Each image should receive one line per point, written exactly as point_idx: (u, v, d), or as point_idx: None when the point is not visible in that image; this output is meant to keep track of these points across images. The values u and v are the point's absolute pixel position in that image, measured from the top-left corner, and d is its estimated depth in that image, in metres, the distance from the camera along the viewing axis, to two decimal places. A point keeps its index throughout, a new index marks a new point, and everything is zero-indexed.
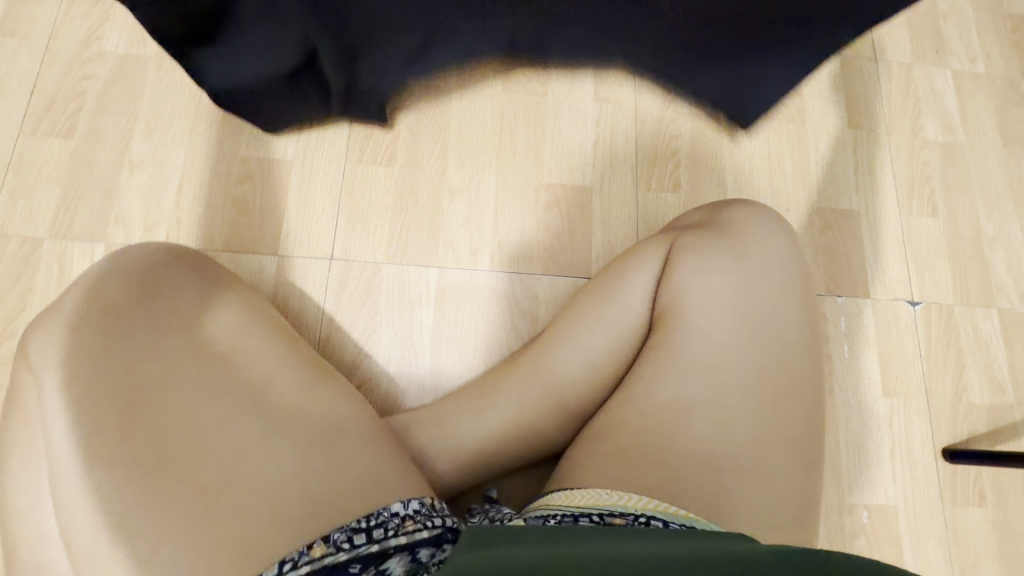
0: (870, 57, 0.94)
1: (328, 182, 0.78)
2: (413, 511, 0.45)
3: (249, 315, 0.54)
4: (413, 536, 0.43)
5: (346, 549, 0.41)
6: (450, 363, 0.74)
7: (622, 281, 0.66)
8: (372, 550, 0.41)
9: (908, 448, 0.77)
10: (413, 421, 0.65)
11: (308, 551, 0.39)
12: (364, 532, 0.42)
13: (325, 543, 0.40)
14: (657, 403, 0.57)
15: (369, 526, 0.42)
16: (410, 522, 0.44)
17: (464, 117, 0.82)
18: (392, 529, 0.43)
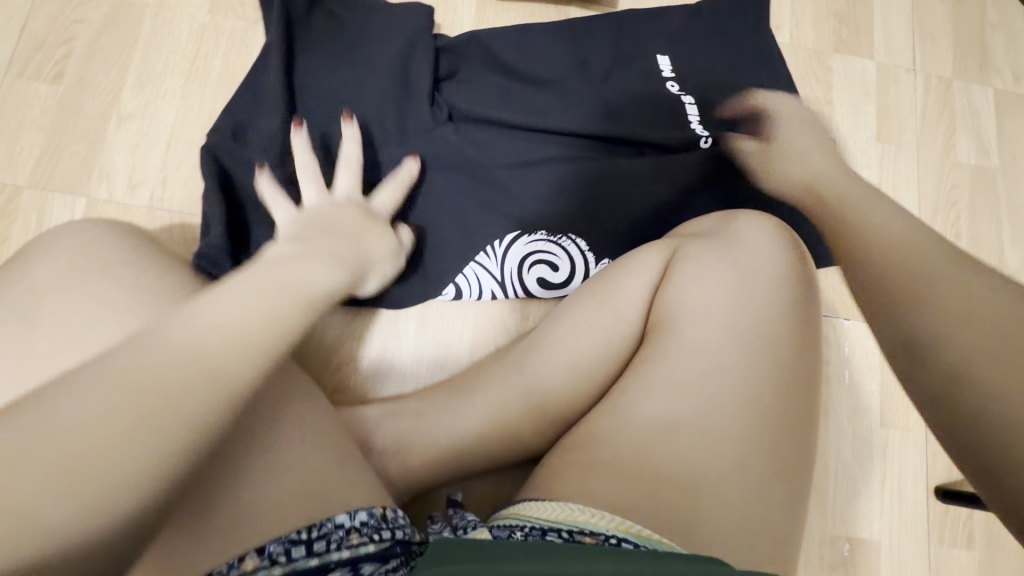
0: (907, 68, 0.89)
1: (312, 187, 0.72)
2: (359, 522, 0.45)
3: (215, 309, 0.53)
4: (357, 550, 0.43)
5: (281, 564, 0.41)
6: (436, 353, 0.71)
7: (617, 285, 0.63)
8: (311, 564, 0.41)
9: (900, 483, 0.74)
10: (388, 414, 0.63)
11: (237, 564, 0.41)
12: (304, 545, 0.42)
13: (258, 556, 0.41)
14: (642, 420, 0.54)
15: (310, 538, 0.42)
16: (355, 535, 0.44)
17: (456, 94, 0.76)
18: (335, 543, 0.43)
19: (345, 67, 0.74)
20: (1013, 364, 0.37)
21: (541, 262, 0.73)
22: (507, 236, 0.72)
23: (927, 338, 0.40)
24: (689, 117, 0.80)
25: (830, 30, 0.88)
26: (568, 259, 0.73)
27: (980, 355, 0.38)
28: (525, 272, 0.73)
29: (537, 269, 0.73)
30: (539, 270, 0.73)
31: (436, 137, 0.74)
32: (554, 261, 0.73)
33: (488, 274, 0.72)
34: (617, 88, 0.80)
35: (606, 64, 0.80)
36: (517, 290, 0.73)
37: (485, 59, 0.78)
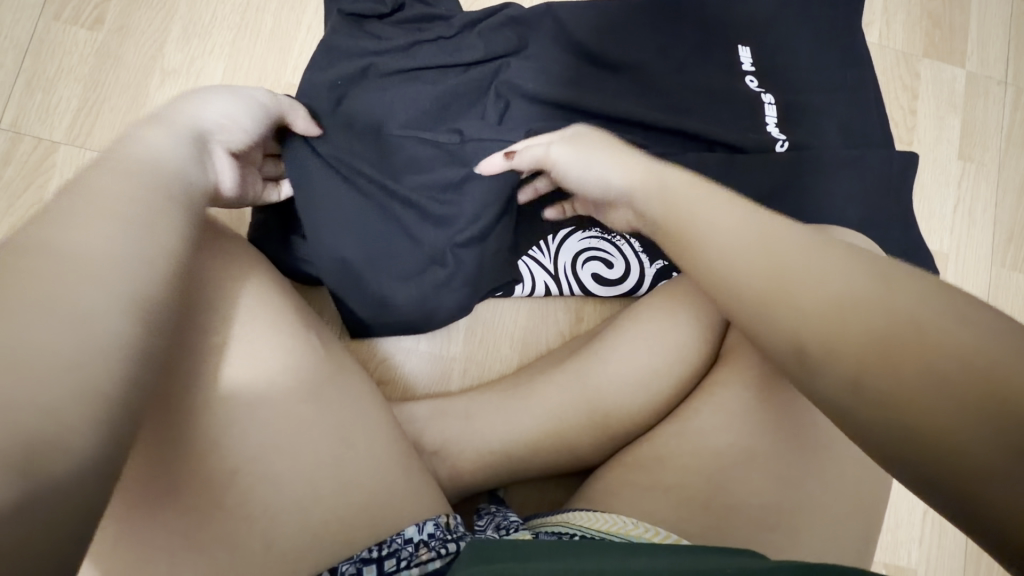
0: (999, 80, 0.83)
1: None
2: (427, 536, 0.45)
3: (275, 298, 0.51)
4: (425, 566, 0.43)
5: None
6: (485, 352, 0.68)
7: (685, 304, 0.60)
8: None
9: (942, 513, 0.73)
10: (437, 412, 0.61)
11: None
12: (375, 562, 0.43)
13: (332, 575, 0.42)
14: (716, 448, 0.52)
15: (380, 556, 0.43)
16: (423, 551, 0.44)
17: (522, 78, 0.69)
18: (404, 559, 0.43)
19: (410, 39, 0.68)
20: (910, 396, 0.29)
21: (595, 257, 0.68)
22: (561, 231, 0.68)
23: (840, 384, 0.32)
24: (767, 118, 0.74)
25: (922, 32, 0.82)
26: (625, 255, 0.68)
27: (884, 372, 0.30)
28: (579, 267, 0.68)
29: (589, 263, 0.69)
30: (592, 267, 0.69)
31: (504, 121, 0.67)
32: (609, 258, 0.68)
33: (540, 266, 0.68)
34: (694, 82, 0.74)
35: (685, 53, 0.74)
36: (570, 287, 0.69)
37: (557, 36, 0.72)
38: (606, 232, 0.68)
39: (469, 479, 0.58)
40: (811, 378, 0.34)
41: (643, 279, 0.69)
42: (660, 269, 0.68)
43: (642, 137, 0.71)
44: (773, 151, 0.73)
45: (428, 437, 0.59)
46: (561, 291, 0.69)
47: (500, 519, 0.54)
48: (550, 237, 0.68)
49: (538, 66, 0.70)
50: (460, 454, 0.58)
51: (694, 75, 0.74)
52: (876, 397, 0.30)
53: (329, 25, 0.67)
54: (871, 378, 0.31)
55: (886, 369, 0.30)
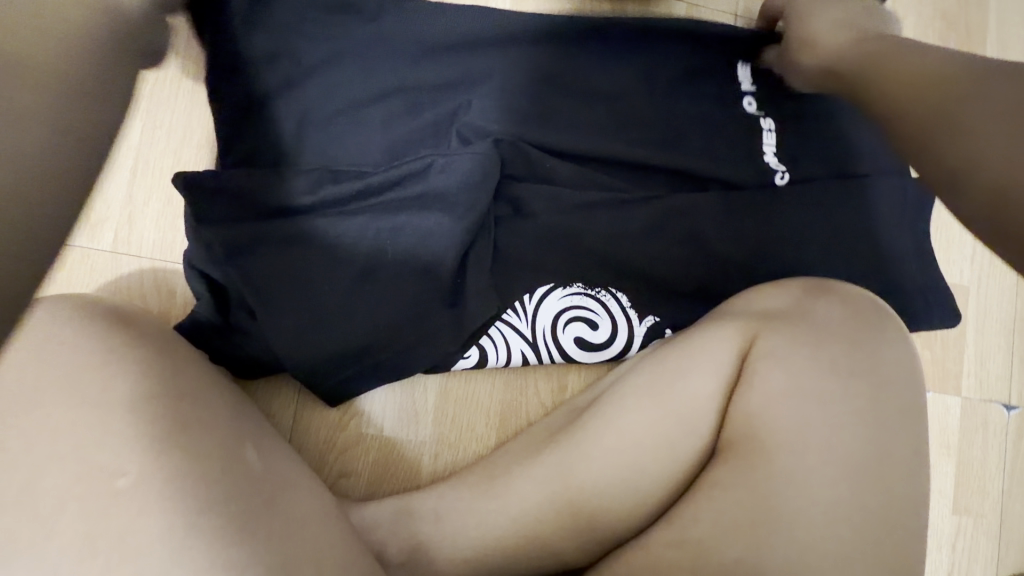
0: None
1: None
2: None
3: (200, 414, 0.44)
4: None
5: None
6: (459, 432, 0.60)
7: (673, 379, 0.53)
8: None
9: (968, 573, 0.67)
10: (402, 512, 0.54)
11: None
12: None
13: None
14: (719, 562, 0.45)
15: None
16: None
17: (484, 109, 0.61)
18: None
19: (358, 81, 0.60)
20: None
21: (578, 319, 0.61)
22: (538, 289, 0.59)
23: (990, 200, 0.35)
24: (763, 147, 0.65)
25: (936, 36, 0.73)
26: (611, 313, 0.61)
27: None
28: (560, 332, 0.60)
29: (571, 326, 0.61)
30: (574, 330, 0.61)
31: (474, 161, 0.58)
32: (592, 318, 0.61)
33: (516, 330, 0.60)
34: (680, 112, 0.65)
35: (667, 82, 0.66)
36: (550, 354, 0.61)
37: (523, 69, 0.63)
38: (589, 288, 0.60)
39: None
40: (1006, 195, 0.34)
41: (630, 342, 0.61)
42: (651, 328, 0.62)
43: (625, 181, 0.63)
44: (773, 185, 0.64)
45: (392, 547, 0.52)
46: (540, 359, 0.61)
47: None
48: (527, 297, 0.60)
49: (503, 95, 0.62)
50: (430, 567, 0.51)
51: (684, 101, 0.65)
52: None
53: (261, 61, 0.59)
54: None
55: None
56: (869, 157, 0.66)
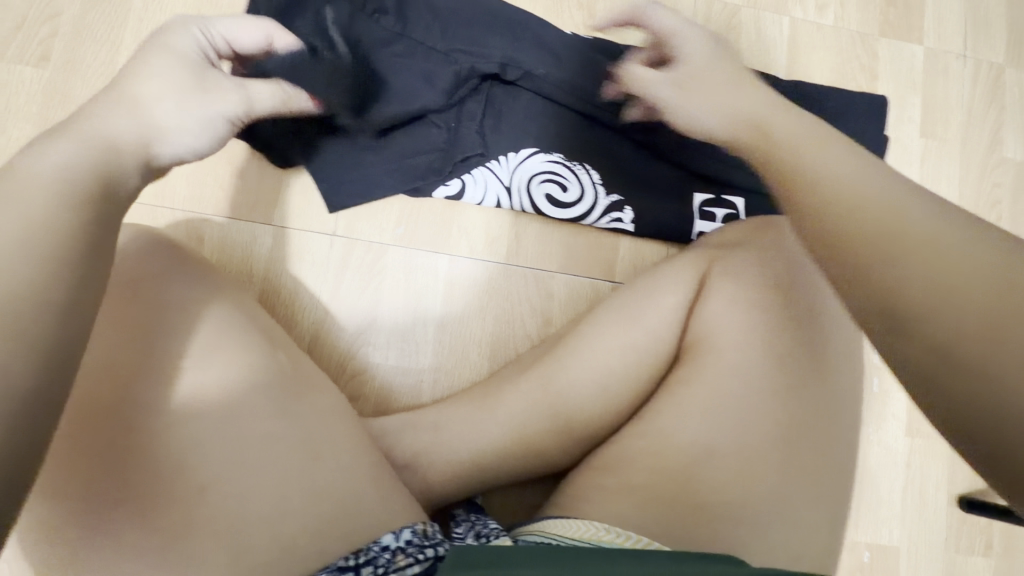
0: (957, 53, 0.83)
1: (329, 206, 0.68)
2: (404, 542, 0.45)
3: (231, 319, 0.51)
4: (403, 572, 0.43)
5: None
6: (456, 361, 0.68)
7: (642, 302, 0.61)
8: None
9: (922, 490, 0.74)
10: (405, 424, 0.61)
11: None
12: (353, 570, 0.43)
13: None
14: (678, 446, 0.52)
15: (357, 564, 0.43)
16: (400, 556, 0.44)
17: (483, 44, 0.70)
18: (381, 566, 0.43)
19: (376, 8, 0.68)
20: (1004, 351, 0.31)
21: (558, 166, 0.70)
22: (524, 149, 0.70)
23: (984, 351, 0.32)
24: (719, 105, 0.75)
25: (877, 11, 0.82)
26: (580, 181, 0.70)
27: (1000, 284, 0.31)
28: (533, 187, 0.70)
29: (547, 178, 0.70)
30: (546, 188, 0.70)
31: (456, 133, 0.69)
32: (564, 182, 0.70)
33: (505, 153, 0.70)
34: (656, 80, 0.74)
35: (645, 52, 0.75)
36: (521, 205, 0.70)
37: (513, 36, 0.71)
38: (566, 160, 0.70)
39: (442, 490, 0.58)
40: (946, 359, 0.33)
41: (591, 211, 0.71)
42: (613, 202, 0.71)
43: (609, 140, 0.72)
44: None
45: (399, 451, 0.59)
46: (524, 158, 0.70)
47: (480, 527, 0.54)
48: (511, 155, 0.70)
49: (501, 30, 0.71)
50: (433, 466, 0.58)
51: (654, 61, 0.75)
52: (918, 311, 0.33)
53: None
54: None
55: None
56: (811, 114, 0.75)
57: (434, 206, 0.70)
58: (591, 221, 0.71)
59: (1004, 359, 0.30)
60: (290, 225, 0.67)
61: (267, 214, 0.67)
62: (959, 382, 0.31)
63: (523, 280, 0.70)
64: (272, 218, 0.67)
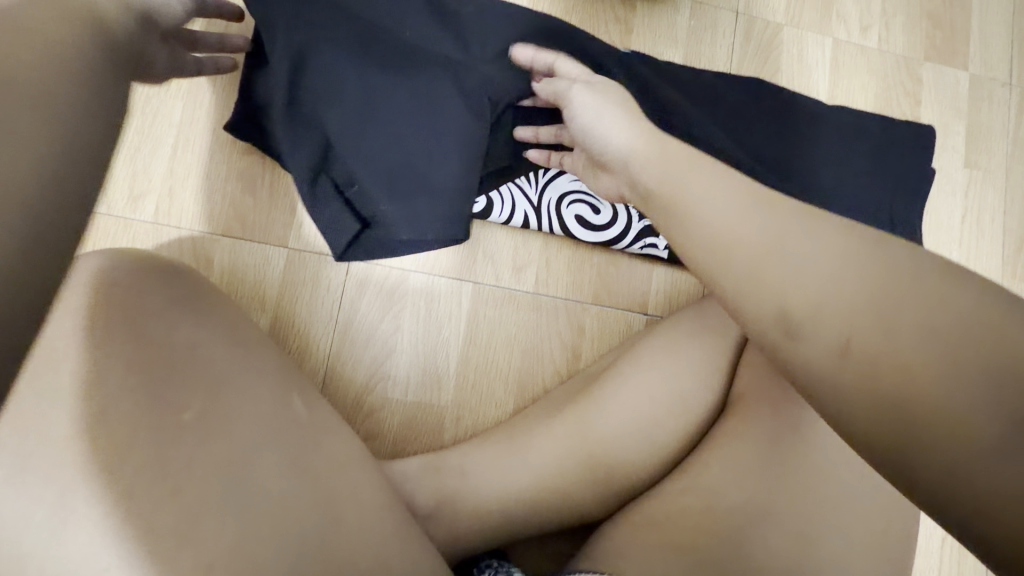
0: (1003, 81, 0.79)
1: None
2: None
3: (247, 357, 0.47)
4: None
5: None
6: (479, 396, 0.64)
7: (683, 342, 0.58)
8: None
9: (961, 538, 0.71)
10: (427, 468, 0.57)
11: None
12: None
13: None
14: (727, 504, 0.49)
15: None
16: None
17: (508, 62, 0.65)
18: None
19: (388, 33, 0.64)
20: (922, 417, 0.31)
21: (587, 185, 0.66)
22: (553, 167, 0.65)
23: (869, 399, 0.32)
24: (759, 129, 0.71)
25: (922, 35, 0.79)
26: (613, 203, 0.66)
27: (859, 324, 0.34)
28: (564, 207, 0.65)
29: (576, 199, 0.66)
30: (577, 209, 0.66)
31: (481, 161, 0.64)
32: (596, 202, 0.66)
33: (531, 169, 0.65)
34: (695, 97, 0.70)
35: (682, 69, 0.71)
36: (550, 226, 0.65)
37: (547, 45, 0.66)
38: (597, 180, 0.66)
39: (466, 542, 0.54)
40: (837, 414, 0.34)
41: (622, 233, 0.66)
42: (647, 228, 0.66)
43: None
44: (767, 161, 0.70)
45: (421, 498, 0.54)
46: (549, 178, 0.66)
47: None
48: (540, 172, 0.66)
49: (525, 49, 0.65)
50: (457, 515, 0.54)
51: (690, 82, 0.71)
52: (870, 365, 0.33)
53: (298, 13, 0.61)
54: (874, 353, 0.33)
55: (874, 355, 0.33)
56: (852, 146, 0.72)
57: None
58: (624, 246, 0.67)
59: (908, 406, 0.31)
60: (306, 248, 0.63)
61: (280, 234, 0.62)
62: (900, 429, 0.31)
63: (552, 310, 0.66)
64: (286, 238, 0.62)
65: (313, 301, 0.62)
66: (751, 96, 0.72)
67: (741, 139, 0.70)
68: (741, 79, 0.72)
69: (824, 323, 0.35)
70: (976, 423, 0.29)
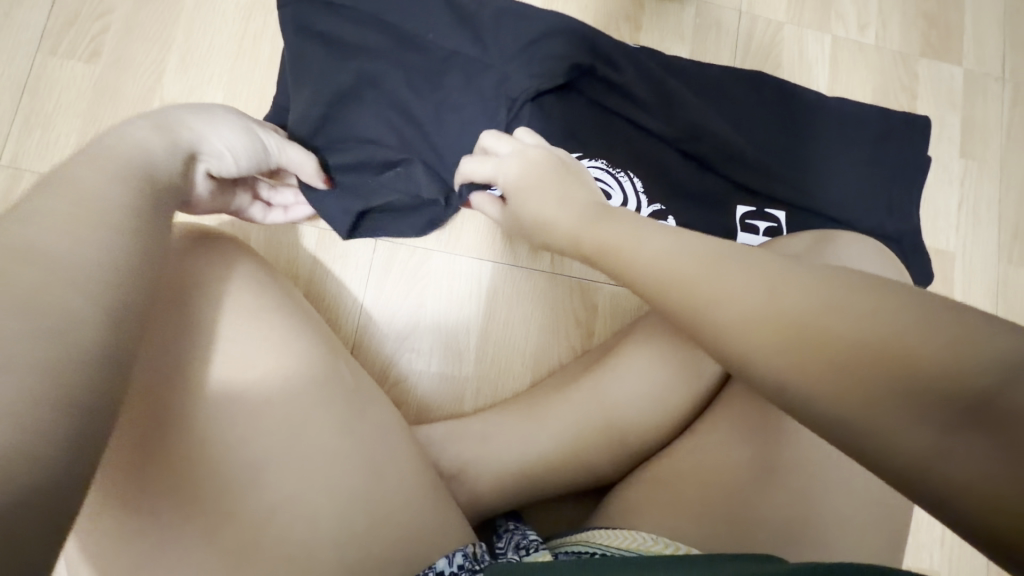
0: (997, 76, 0.83)
1: None
2: (457, 565, 0.44)
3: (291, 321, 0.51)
4: None
5: None
6: (498, 370, 0.67)
7: None
8: None
9: None
10: (451, 433, 0.60)
11: None
12: None
13: None
14: (733, 462, 0.52)
15: None
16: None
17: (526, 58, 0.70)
18: None
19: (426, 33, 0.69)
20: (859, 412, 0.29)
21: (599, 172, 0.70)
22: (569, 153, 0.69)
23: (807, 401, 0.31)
24: (762, 120, 0.75)
25: (919, 33, 0.82)
26: (624, 189, 0.70)
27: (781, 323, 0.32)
28: None
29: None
30: None
31: None
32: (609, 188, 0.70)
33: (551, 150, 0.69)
34: (705, 92, 0.74)
35: (689, 62, 0.75)
36: None
37: (563, 42, 0.70)
38: (608, 166, 0.70)
39: (488, 502, 0.57)
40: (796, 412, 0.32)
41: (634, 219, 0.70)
42: (656, 211, 0.71)
43: (657, 150, 0.71)
44: (770, 149, 0.74)
45: (446, 459, 0.58)
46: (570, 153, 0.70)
47: (519, 539, 0.53)
48: None
49: (541, 45, 0.70)
50: (479, 476, 0.57)
51: (697, 74, 0.74)
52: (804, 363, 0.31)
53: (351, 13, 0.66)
54: (806, 357, 0.31)
55: (794, 336, 0.32)
56: (852, 136, 0.76)
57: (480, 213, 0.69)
58: None
59: (842, 414, 0.29)
60: None
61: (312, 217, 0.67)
62: (852, 439, 0.29)
63: (567, 290, 0.70)
64: (318, 220, 0.67)
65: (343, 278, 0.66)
66: (755, 89, 0.76)
67: (746, 131, 0.74)
68: (745, 73, 0.76)
69: (751, 326, 0.33)
70: (919, 423, 0.27)
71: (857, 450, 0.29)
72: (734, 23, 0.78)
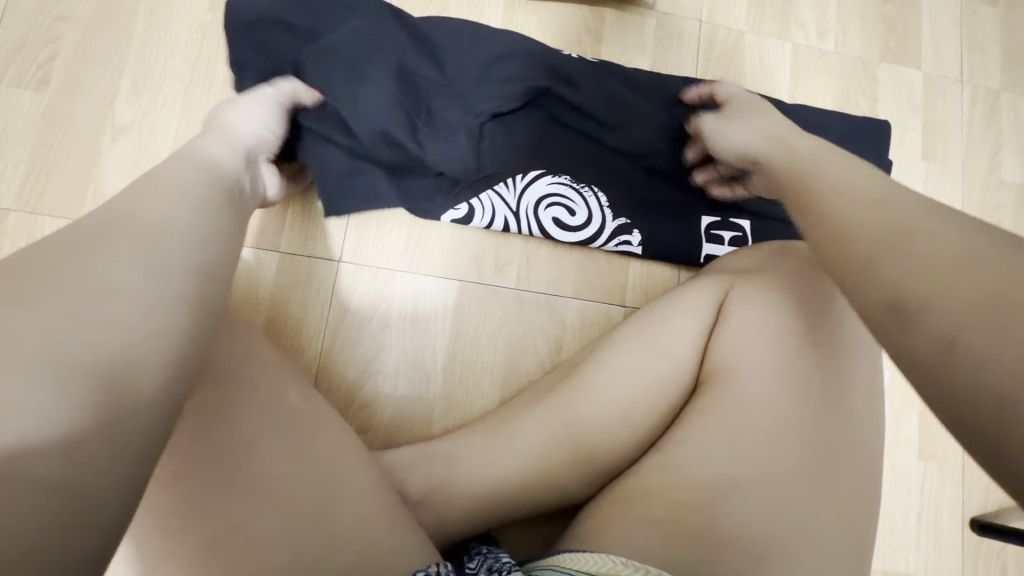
0: (956, 78, 0.84)
1: (334, 231, 0.67)
2: None
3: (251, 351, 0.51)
4: None
5: None
6: (466, 389, 0.67)
7: (657, 328, 0.61)
8: None
9: (936, 515, 0.73)
10: (418, 457, 0.59)
11: None
12: None
13: None
14: (699, 477, 0.51)
15: None
16: None
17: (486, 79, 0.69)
18: None
19: (382, 50, 0.67)
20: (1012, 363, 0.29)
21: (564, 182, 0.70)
22: (530, 171, 0.69)
23: (934, 345, 0.33)
24: None
25: (877, 37, 0.83)
26: (587, 204, 0.70)
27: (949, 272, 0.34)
28: (543, 210, 0.69)
29: (554, 200, 0.69)
30: (554, 212, 0.69)
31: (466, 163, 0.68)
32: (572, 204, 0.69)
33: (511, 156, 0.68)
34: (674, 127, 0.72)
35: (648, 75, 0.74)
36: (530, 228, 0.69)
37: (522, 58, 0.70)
38: (573, 182, 0.69)
39: (458, 526, 0.56)
40: (902, 344, 0.34)
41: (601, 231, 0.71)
42: (621, 225, 0.70)
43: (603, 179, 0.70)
44: None
45: (412, 484, 0.57)
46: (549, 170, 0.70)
47: (491, 562, 0.52)
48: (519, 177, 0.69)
49: (498, 61, 0.70)
50: (446, 500, 0.56)
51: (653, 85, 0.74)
52: (947, 310, 0.33)
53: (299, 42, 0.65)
54: (952, 308, 0.32)
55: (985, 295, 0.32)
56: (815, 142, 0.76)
57: (444, 230, 0.69)
58: (601, 245, 0.70)
59: (968, 365, 0.31)
60: (297, 251, 0.66)
61: (273, 240, 0.66)
62: (981, 407, 0.30)
63: (535, 306, 0.69)
64: (279, 244, 0.66)
65: (305, 301, 0.65)
66: None
67: None
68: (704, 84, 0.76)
69: (916, 271, 0.35)
70: None
71: (951, 399, 0.31)
72: (694, 32, 0.79)
